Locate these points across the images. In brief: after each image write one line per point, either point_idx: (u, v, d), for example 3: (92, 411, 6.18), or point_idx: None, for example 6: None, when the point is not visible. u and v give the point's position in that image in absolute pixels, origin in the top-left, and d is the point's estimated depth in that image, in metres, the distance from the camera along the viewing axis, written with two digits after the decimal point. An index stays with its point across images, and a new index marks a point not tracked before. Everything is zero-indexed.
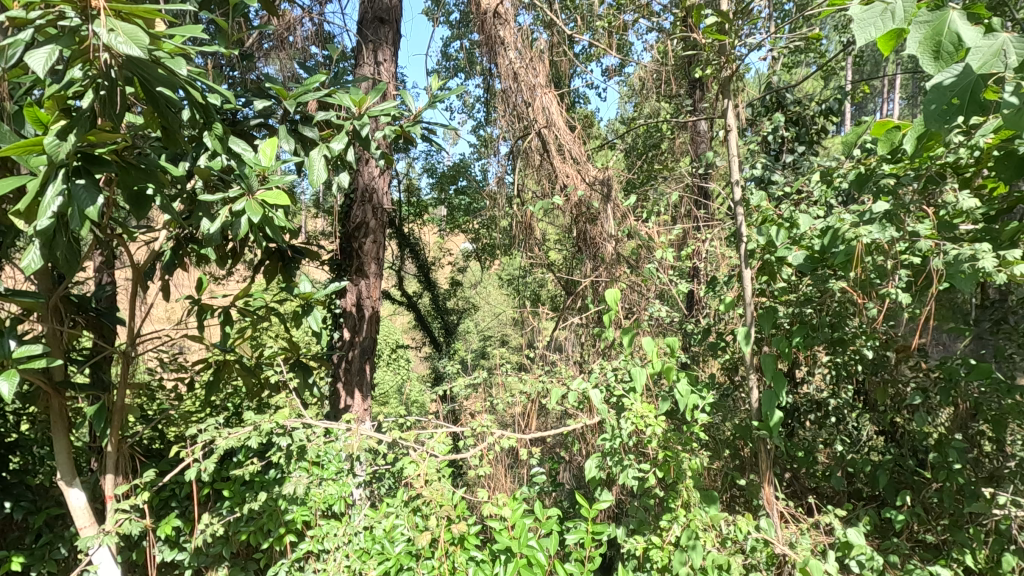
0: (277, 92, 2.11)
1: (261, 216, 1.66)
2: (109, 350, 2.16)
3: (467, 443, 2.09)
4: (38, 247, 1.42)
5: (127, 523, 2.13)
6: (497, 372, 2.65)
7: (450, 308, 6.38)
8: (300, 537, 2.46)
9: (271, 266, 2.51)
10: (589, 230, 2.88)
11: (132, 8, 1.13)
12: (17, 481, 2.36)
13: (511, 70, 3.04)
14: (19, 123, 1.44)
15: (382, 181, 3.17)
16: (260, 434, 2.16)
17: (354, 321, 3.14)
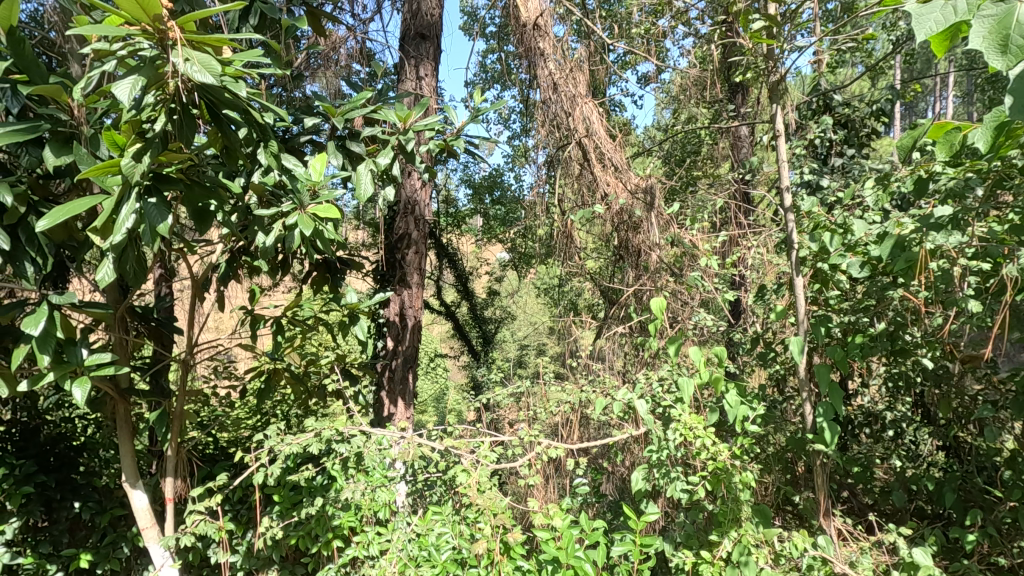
0: (325, 110, 2.20)
1: (312, 229, 1.72)
2: (169, 358, 2.26)
3: (517, 452, 2.10)
4: (110, 260, 1.50)
5: (202, 523, 2.24)
6: (539, 381, 2.65)
7: (489, 318, 6.41)
8: (347, 542, 2.51)
9: (319, 277, 2.59)
10: (631, 239, 2.86)
11: (205, 38, 1.19)
12: (86, 482, 2.49)
13: (551, 81, 3.07)
14: (95, 144, 1.53)
15: (424, 194, 3.24)
16: (320, 441, 2.22)
17: (397, 330, 3.19)
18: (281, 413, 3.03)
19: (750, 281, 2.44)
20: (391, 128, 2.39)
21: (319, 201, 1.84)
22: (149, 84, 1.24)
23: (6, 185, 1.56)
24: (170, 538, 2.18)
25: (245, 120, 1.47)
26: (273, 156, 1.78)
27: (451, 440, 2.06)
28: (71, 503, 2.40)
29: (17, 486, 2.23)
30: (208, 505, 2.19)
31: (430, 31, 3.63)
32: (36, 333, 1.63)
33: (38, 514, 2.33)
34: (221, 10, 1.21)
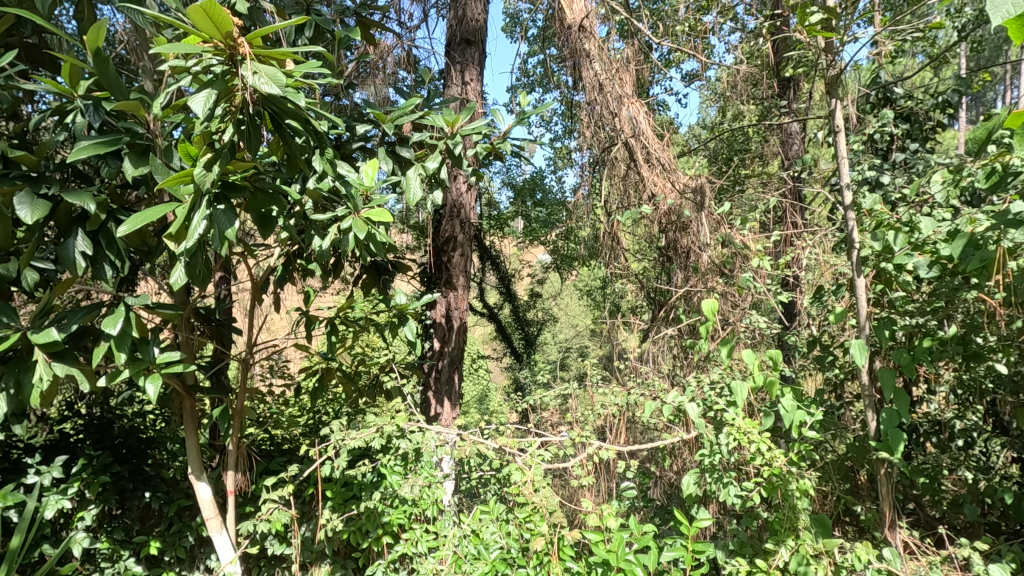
0: (376, 117, 2.26)
1: (366, 233, 1.78)
2: (231, 357, 2.37)
3: (569, 453, 2.10)
4: (181, 265, 1.60)
5: (277, 511, 2.36)
6: (586, 383, 2.64)
7: (531, 320, 6.43)
8: (395, 539, 2.59)
9: (368, 279, 2.66)
10: (679, 239, 2.83)
11: (271, 51, 1.24)
12: (155, 473, 2.63)
13: (596, 82, 3.06)
14: (168, 155, 1.64)
15: (469, 197, 3.28)
16: (382, 437, 2.29)
17: (444, 331, 3.24)
18: (333, 412, 3.12)
19: (805, 282, 2.36)
20: (439, 133, 2.44)
21: (371, 206, 1.89)
22: (220, 97, 1.31)
23: (90, 194, 1.68)
24: (249, 524, 2.34)
25: (305, 128, 1.53)
26: (328, 163, 1.84)
27: (503, 440, 2.09)
28: (142, 492, 2.54)
29: (95, 475, 2.39)
30: (282, 494, 2.30)
31: (475, 37, 3.68)
32: (114, 332, 1.75)
33: (113, 502, 2.48)
34: (285, 24, 1.27)
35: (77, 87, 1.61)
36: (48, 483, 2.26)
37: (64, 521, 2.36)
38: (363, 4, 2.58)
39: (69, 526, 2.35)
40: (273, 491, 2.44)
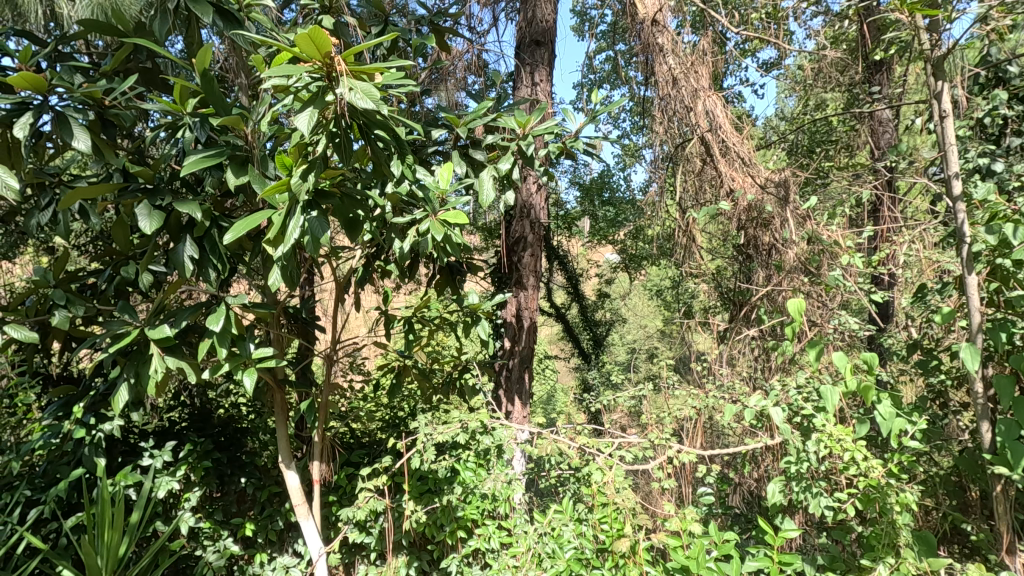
0: (451, 121, 2.31)
1: (443, 234, 1.84)
2: (317, 354, 2.51)
3: (647, 455, 2.08)
4: (277, 267, 1.71)
5: (372, 500, 2.49)
6: (662, 384, 2.58)
7: (599, 320, 6.37)
8: (469, 534, 2.68)
9: (442, 280, 2.73)
10: (760, 236, 2.76)
11: (365, 67, 1.30)
12: (249, 460, 2.83)
13: (670, 76, 2.98)
14: (265, 165, 1.76)
15: (540, 197, 3.30)
16: (467, 432, 2.36)
17: (514, 331, 3.28)
18: (408, 407, 3.23)
19: (902, 281, 2.19)
20: (511, 134, 2.47)
21: (448, 208, 1.94)
22: (321, 112, 1.39)
23: (197, 203, 1.84)
24: (350, 511, 2.49)
25: (390, 137, 1.60)
26: (408, 167, 1.90)
27: (582, 439, 2.09)
28: (238, 478, 2.73)
29: (199, 460, 2.60)
30: (379, 483, 2.45)
31: (545, 37, 3.70)
32: (216, 329, 1.90)
33: (214, 485, 2.69)
34: (378, 40, 1.33)
35: (185, 105, 1.77)
36: (160, 465, 2.48)
37: (173, 501, 2.59)
38: (437, 12, 2.65)
39: (177, 506, 2.57)
40: (369, 481, 2.59)
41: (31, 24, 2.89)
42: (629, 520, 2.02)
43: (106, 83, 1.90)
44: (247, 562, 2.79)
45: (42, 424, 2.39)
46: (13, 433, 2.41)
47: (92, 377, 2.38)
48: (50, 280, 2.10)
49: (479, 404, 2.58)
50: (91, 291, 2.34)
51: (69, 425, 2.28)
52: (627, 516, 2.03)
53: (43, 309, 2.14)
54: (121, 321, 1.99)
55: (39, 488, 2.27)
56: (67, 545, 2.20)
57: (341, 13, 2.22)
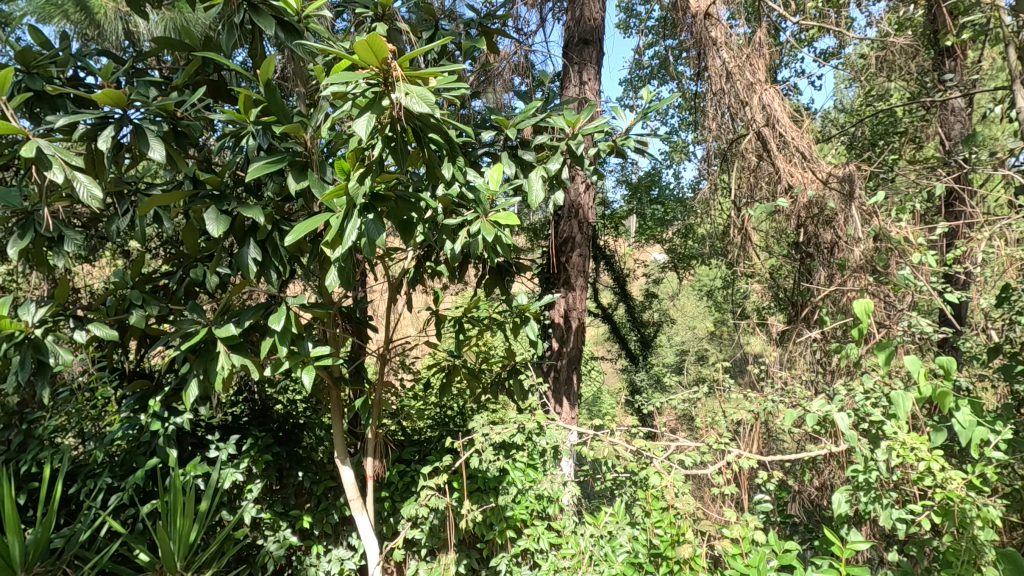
0: (500, 122, 2.32)
1: (493, 235, 1.85)
2: (371, 353, 2.58)
3: (704, 460, 2.03)
4: (334, 268, 1.76)
5: (434, 498, 2.52)
6: (717, 386, 2.52)
7: (647, 320, 6.25)
8: (519, 533, 2.70)
9: (490, 280, 2.73)
10: (821, 234, 2.68)
11: (420, 72, 1.32)
12: (306, 455, 2.94)
13: (725, 70, 2.89)
14: (323, 169, 1.81)
15: (588, 197, 3.28)
16: (524, 433, 2.38)
17: (562, 331, 3.28)
18: (457, 406, 3.27)
19: (980, 280, 2.06)
20: (560, 134, 2.47)
21: (498, 209, 1.95)
22: (378, 118, 1.43)
23: (260, 207, 1.92)
24: (412, 508, 2.54)
25: (443, 139, 1.63)
26: (459, 169, 1.92)
27: (641, 441, 2.05)
28: (296, 472, 2.84)
29: (260, 453, 2.72)
30: (440, 481, 2.48)
31: (593, 35, 3.68)
32: (277, 328, 1.97)
33: (274, 478, 2.81)
34: (432, 44, 1.35)
35: (249, 114, 1.85)
36: (225, 458, 2.61)
37: (237, 491, 2.71)
38: (486, 14, 2.68)
39: (241, 497, 2.69)
40: (430, 479, 2.62)
41: (108, 42, 3.09)
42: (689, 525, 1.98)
43: (178, 96, 2.01)
44: (304, 553, 2.90)
45: (120, 416, 2.56)
46: (96, 424, 2.59)
47: (165, 373, 2.53)
48: (128, 282, 2.24)
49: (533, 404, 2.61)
50: (164, 292, 2.48)
51: (145, 418, 2.43)
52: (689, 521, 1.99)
53: (121, 308, 2.29)
54: (190, 321, 2.10)
55: (118, 476, 2.43)
56: (143, 530, 2.35)
57: (393, 20, 2.28)
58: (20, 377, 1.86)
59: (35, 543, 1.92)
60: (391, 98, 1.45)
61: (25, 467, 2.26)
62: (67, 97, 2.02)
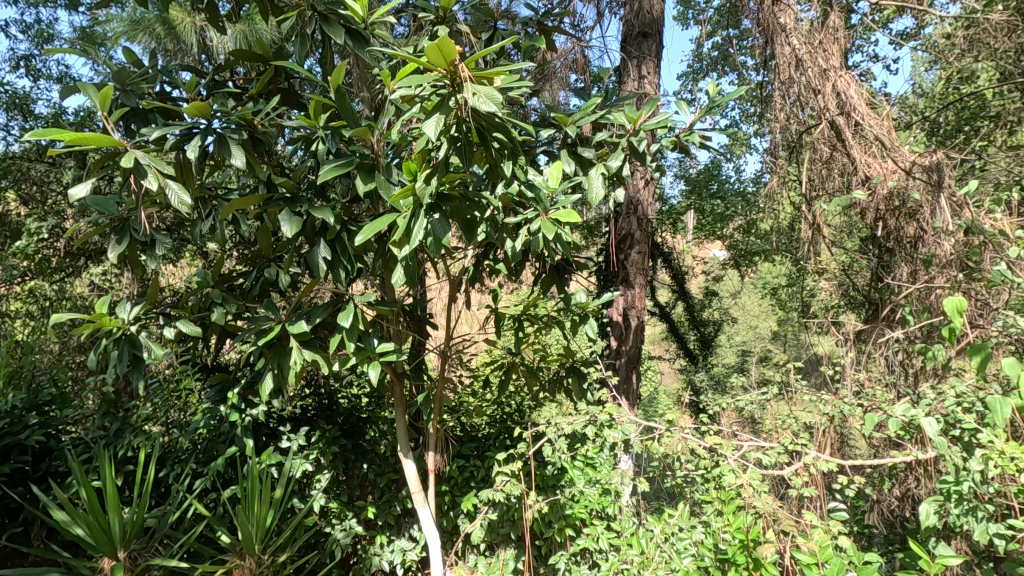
0: (560, 120, 2.31)
1: (554, 233, 1.84)
2: (432, 349, 2.63)
3: (779, 461, 1.97)
4: (400, 268, 1.82)
5: (509, 485, 2.47)
6: (788, 388, 2.42)
7: (706, 319, 6.03)
8: (577, 532, 2.70)
9: (547, 278, 2.71)
10: (905, 227, 2.54)
11: (488, 72, 1.33)
12: (370, 447, 3.04)
13: (795, 57, 2.77)
14: (389, 172, 1.87)
15: (647, 193, 3.26)
16: (596, 425, 2.37)
17: (621, 330, 3.28)
18: (515, 404, 3.29)
19: None
20: (621, 130, 2.44)
21: (558, 206, 1.94)
22: (446, 118, 1.46)
23: (331, 209, 2.00)
24: (488, 492, 2.56)
25: (507, 138, 1.64)
26: (519, 168, 1.93)
27: (717, 440, 2.01)
28: (361, 464, 2.95)
29: (328, 445, 2.84)
30: (515, 467, 2.47)
31: (652, 28, 3.62)
32: (347, 326, 2.05)
33: (341, 469, 2.93)
34: (500, 44, 1.36)
35: (319, 119, 1.93)
36: (296, 448, 2.75)
37: (307, 481, 2.85)
38: (545, 11, 2.68)
39: (310, 486, 2.83)
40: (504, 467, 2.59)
41: (189, 56, 3.30)
42: (767, 525, 1.93)
43: (254, 105, 2.12)
44: (369, 542, 3.01)
45: (203, 406, 2.74)
46: (182, 414, 2.78)
47: (242, 367, 2.69)
48: (210, 281, 2.40)
49: (602, 397, 2.58)
50: (241, 290, 2.63)
51: (225, 409, 2.60)
52: (769, 522, 1.94)
53: (204, 306, 2.44)
54: (266, 318, 2.21)
55: (201, 462, 2.61)
56: (224, 513, 2.51)
57: (454, 22, 2.31)
58: (118, 368, 2.02)
59: (132, 522, 2.09)
60: (457, 99, 1.48)
61: (122, 452, 2.46)
62: (157, 111, 2.18)
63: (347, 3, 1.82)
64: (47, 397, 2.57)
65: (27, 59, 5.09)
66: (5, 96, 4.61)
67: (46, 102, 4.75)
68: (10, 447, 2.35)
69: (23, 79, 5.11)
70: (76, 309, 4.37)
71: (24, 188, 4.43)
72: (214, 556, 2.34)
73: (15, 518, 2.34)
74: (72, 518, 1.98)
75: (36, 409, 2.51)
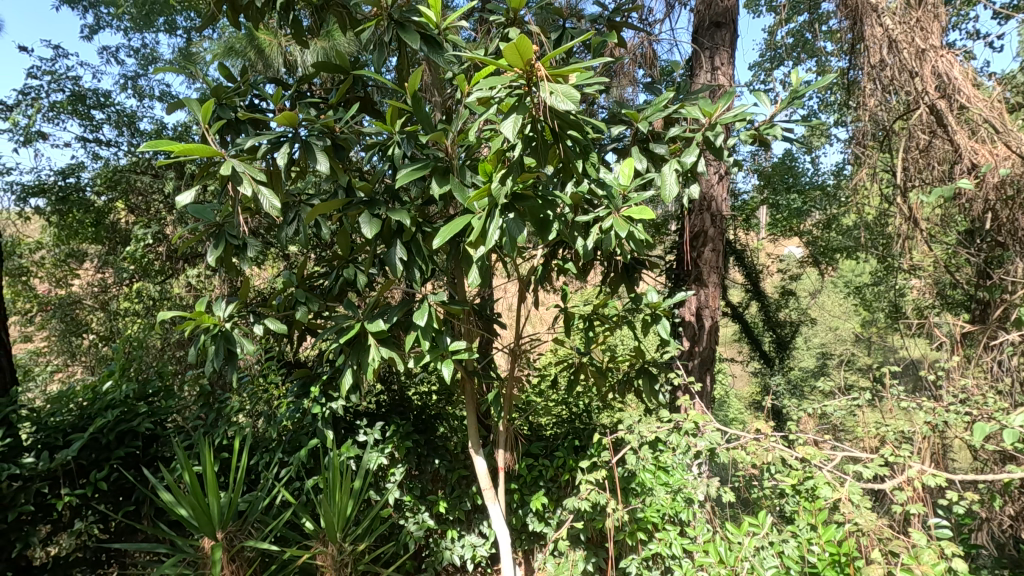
0: (630, 116, 2.28)
1: (627, 231, 1.81)
2: (501, 348, 2.65)
3: (880, 474, 1.83)
4: (474, 268, 1.86)
5: (594, 492, 2.46)
6: (881, 393, 2.27)
7: (783, 320, 5.69)
8: (649, 536, 2.66)
9: (615, 276, 2.64)
10: (1020, 220, 2.34)
11: (566, 71, 1.33)
12: (442, 443, 3.12)
13: (888, 38, 2.60)
14: (463, 173, 1.90)
15: (721, 188, 3.20)
16: (680, 433, 2.35)
17: (695, 330, 3.24)
18: (583, 404, 3.26)
19: None
20: (694, 124, 2.36)
21: (630, 204, 1.91)
22: (522, 118, 1.47)
23: (406, 211, 2.06)
24: (572, 502, 2.51)
25: (581, 136, 1.63)
26: (591, 166, 1.91)
27: (811, 449, 1.96)
28: (432, 459, 3.02)
29: (402, 439, 2.93)
30: (600, 475, 2.42)
31: (725, 17, 3.50)
32: (422, 324, 2.11)
33: (414, 463, 3.02)
34: (577, 41, 1.35)
35: (394, 125, 2.00)
36: (373, 442, 2.86)
37: (381, 473, 2.95)
38: (615, 7, 2.64)
39: (386, 479, 2.93)
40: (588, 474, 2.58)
41: (272, 70, 3.51)
42: (873, 543, 1.80)
43: (335, 113, 2.23)
44: (440, 535, 3.09)
45: (287, 400, 2.90)
46: (268, 406, 2.96)
47: (322, 363, 2.82)
48: (294, 282, 2.53)
49: (685, 402, 2.46)
50: (321, 290, 2.76)
51: (307, 403, 2.74)
52: (874, 540, 1.81)
53: (288, 305, 2.59)
54: (345, 316, 2.30)
55: (287, 452, 2.77)
56: (308, 501, 2.65)
57: (524, 23, 2.33)
58: (215, 362, 2.17)
59: (229, 505, 2.25)
60: (534, 99, 1.49)
61: (218, 440, 2.65)
62: (247, 122, 2.33)
63: (422, 10, 1.87)
64: (153, 388, 2.76)
65: (134, 80, 5.59)
66: (115, 114, 5.09)
67: (150, 119, 5.20)
68: (123, 432, 2.57)
69: (130, 99, 5.62)
70: (175, 307, 4.73)
71: (132, 198, 4.88)
72: (300, 541, 2.48)
73: (128, 497, 2.57)
74: (178, 499, 2.16)
75: (144, 399, 2.70)
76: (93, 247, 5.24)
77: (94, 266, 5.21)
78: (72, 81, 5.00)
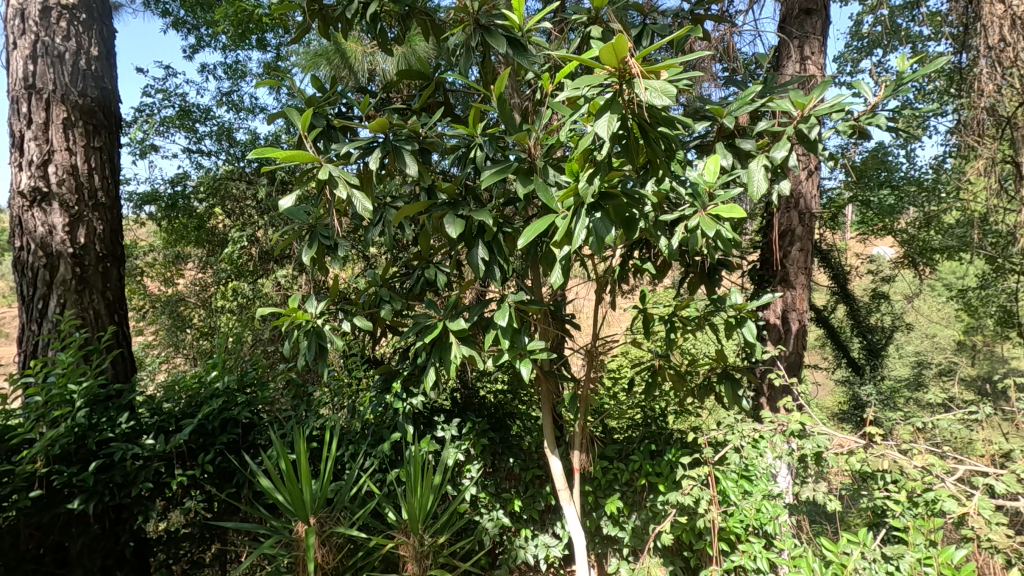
0: (714, 111, 2.20)
1: (715, 230, 1.73)
2: (580, 348, 2.64)
3: (1012, 490, 1.73)
4: (559, 267, 1.87)
5: (698, 488, 2.40)
6: (1001, 405, 2.09)
7: (875, 325, 5.28)
8: (731, 548, 2.57)
9: (695, 277, 2.55)
10: None
11: (663, 66, 1.31)
12: (516, 442, 3.16)
13: (1011, 15, 2.38)
14: (546, 174, 1.91)
15: (809, 185, 3.08)
16: (786, 435, 2.24)
17: (780, 333, 3.14)
18: (659, 408, 3.19)
19: None
20: (785, 117, 2.24)
21: (718, 202, 1.85)
22: (615, 116, 1.46)
23: (488, 211, 2.10)
24: (674, 496, 2.44)
25: (672, 132, 1.59)
26: (678, 162, 1.87)
27: (932, 459, 1.86)
28: (507, 457, 3.06)
29: (478, 437, 2.99)
30: (704, 470, 2.37)
31: (816, 4, 3.33)
32: (503, 323, 2.13)
33: (489, 460, 3.06)
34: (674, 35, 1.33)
35: (477, 127, 2.04)
36: (450, 438, 2.94)
37: (458, 469, 3.02)
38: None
39: (461, 475, 2.99)
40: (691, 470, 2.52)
41: (357, 79, 3.69)
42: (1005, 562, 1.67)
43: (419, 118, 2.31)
44: (513, 534, 3.11)
45: (370, 394, 3.02)
46: (352, 400, 3.10)
47: (404, 359, 2.92)
48: (378, 281, 2.64)
49: (787, 404, 2.37)
50: (403, 289, 2.86)
51: (390, 398, 2.85)
52: (1009, 560, 1.69)
53: (373, 304, 2.70)
54: (426, 315, 2.37)
55: (371, 444, 2.89)
56: (390, 492, 2.76)
57: (607, 21, 2.32)
58: (308, 356, 2.30)
59: (320, 493, 2.37)
60: (626, 96, 1.46)
61: (309, 430, 2.81)
62: (338, 129, 2.45)
63: (506, 12, 1.91)
64: (250, 380, 2.98)
65: (230, 95, 6.05)
66: (216, 127, 5.53)
67: (246, 130, 5.61)
68: (226, 420, 2.77)
69: (228, 113, 6.08)
70: (264, 306, 5.05)
71: (228, 204, 5.27)
72: (383, 530, 2.58)
73: (229, 479, 2.78)
74: (276, 484, 2.32)
75: (243, 389, 2.90)
76: (195, 250, 5.69)
77: (196, 267, 5.67)
78: (181, 98, 5.48)
